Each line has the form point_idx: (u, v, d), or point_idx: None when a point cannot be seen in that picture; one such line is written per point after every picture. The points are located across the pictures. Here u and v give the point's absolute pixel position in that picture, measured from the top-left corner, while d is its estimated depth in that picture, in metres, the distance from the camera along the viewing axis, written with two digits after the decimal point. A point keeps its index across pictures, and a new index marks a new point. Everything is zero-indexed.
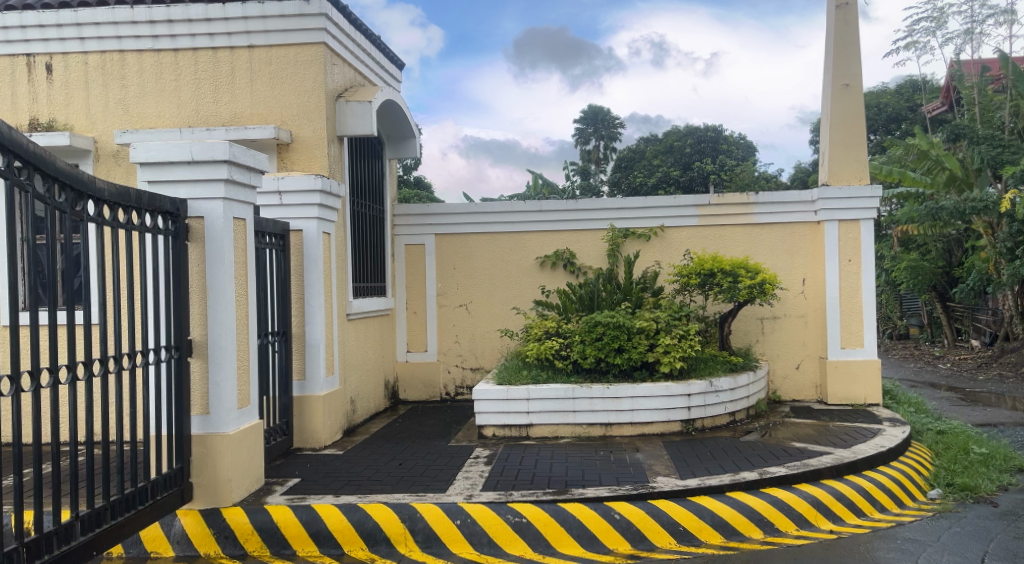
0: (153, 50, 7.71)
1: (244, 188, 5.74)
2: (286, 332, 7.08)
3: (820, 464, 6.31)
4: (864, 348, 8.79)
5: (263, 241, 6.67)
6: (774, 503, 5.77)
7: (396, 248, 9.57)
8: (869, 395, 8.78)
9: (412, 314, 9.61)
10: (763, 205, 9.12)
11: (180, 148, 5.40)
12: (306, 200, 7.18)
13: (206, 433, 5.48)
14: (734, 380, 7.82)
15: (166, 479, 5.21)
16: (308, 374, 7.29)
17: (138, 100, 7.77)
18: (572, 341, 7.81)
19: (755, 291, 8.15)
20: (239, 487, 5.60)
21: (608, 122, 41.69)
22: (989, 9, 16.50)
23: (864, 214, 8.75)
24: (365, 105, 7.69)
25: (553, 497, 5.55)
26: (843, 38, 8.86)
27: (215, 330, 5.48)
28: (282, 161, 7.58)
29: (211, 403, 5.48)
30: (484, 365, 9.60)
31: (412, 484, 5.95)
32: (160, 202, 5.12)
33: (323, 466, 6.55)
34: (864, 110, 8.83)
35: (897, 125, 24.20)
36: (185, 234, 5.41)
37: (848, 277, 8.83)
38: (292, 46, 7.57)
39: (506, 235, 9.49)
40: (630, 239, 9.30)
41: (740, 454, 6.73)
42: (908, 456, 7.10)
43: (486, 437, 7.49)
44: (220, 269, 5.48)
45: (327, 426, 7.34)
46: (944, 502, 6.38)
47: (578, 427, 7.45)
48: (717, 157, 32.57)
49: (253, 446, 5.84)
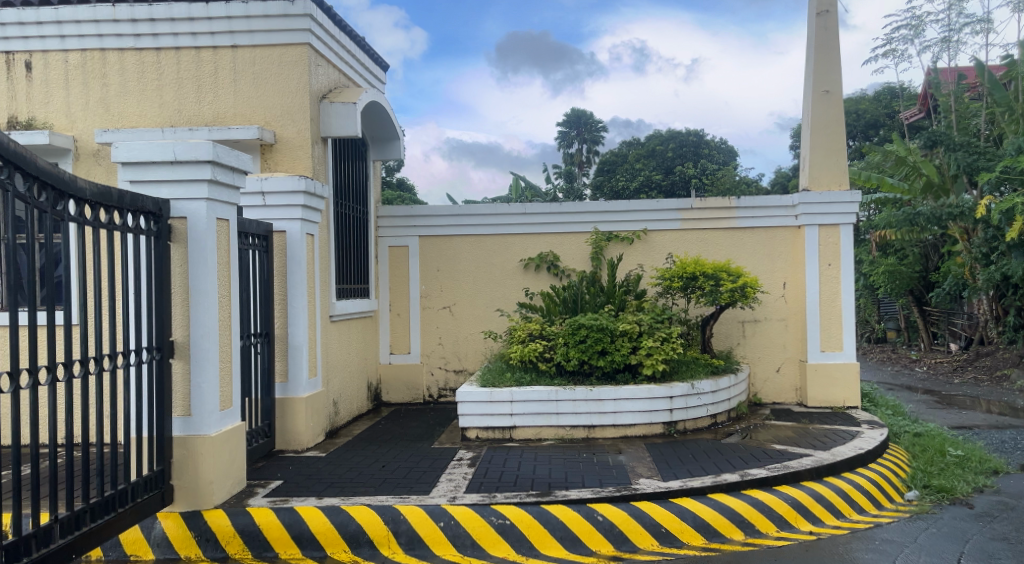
0: (135, 49, 7.66)
1: (227, 188, 5.71)
2: (269, 333, 7.06)
3: (800, 466, 6.37)
4: (844, 351, 8.88)
5: (246, 241, 6.65)
6: (755, 505, 5.82)
7: (380, 249, 9.56)
8: (848, 398, 8.87)
9: (395, 316, 9.60)
10: (745, 209, 9.20)
11: (163, 148, 5.38)
12: (290, 201, 7.16)
13: (188, 435, 5.44)
14: (716, 382, 7.88)
15: (147, 481, 5.17)
16: (291, 375, 7.26)
17: (119, 99, 7.71)
18: (555, 343, 7.84)
19: (737, 294, 8.24)
20: (220, 489, 5.56)
21: (591, 124, 41.78)
22: (966, 17, 16.72)
23: (844, 219, 8.85)
24: (350, 106, 7.69)
25: (537, 499, 5.57)
26: (824, 45, 8.98)
27: (198, 331, 5.44)
28: (265, 162, 7.56)
29: (193, 405, 5.44)
30: (468, 367, 9.60)
31: (395, 486, 5.95)
32: (143, 202, 5.10)
33: (305, 468, 6.53)
34: (844, 117, 8.94)
35: (876, 131, 24.50)
36: (168, 234, 5.38)
37: (828, 282, 8.92)
38: (276, 47, 7.55)
39: (490, 237, 9.51)
40: (614, 242, 9.35)
41: (722, 456, 6.79)
42: (887, 458, 7.18)
43: (469, 439, 7.50)
44: (202, 269, 5.45)
45: (310, 428, 7.32)
46: (922, 504, 6.47)
47: (561, 429, 7.47)
48: (698, 161, 32.74)
49: (235, 447, 5.80)
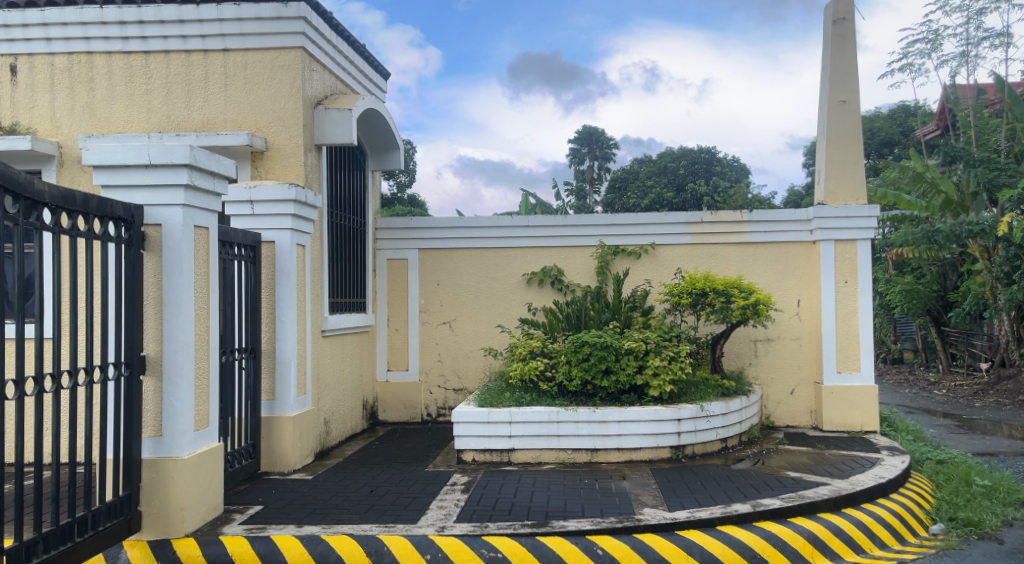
0: (123, 53, 7.32)
1: (206, 194, 5.35)
2: (255, 349, 6.73)
3: (817, 496, 5.94)
4: (861, 372, 8.46)
5: (231, 252, 6.34)
6: (768, 538, 5.40)
7: (378, 262, 9.23)
8: (867, 422, 8.43)
9: (394, 331, 9.25)
10: (757, 223, 8.83)
11: (137, 151, 5.04)
12: (279, 210, 6.85)
13: (158, 457, 5.06)
14: (727, 404, 7.46)
15: (110, 507, 4.81)
16: (278, 393, 6.90)
17: (106, 103, 7.36)
18: (558, 361, 7.47)
19: (749, 312, 7.84)
20: (192, 517, 5.17)
21: (600, 140, 41.55)
22: (984, 31, 16.24)
23: (861, 234, 8.46)
24: (345, 113, 7.38)
25: (533, 530, 5.20)
26: (840, 53, 8.62)
27: (171, 345, 5.09)
28: (256, 170, 7.22)
29: (165, 424, 5.07)
30: (468, 386, 9.21)
31: (381, 514, 5.57)
32: (111, 207, 4.75)
33: (288, 493, 6.15)
34: (862, 129, 8.56)
35: (890, 149, 24.02)
36: (140, 242, 5.03)
37: (845, 300, 8.52)
38: (269, 50, 7.23)
39: (493, 250, 9.16)
40: (620, 257, 8.99)
41: (732, 484, 6.37)
42: (908, 488, 6.75)
43: (465, 462, 7.12)
44: (177, 280, 5.10)
45: (297, 449, 6.96)
46: (948, 538, 6.05)
47: (563, 453, 7.08)
48: (710, 179, 32.29)
49: (213, 470, 5.42)
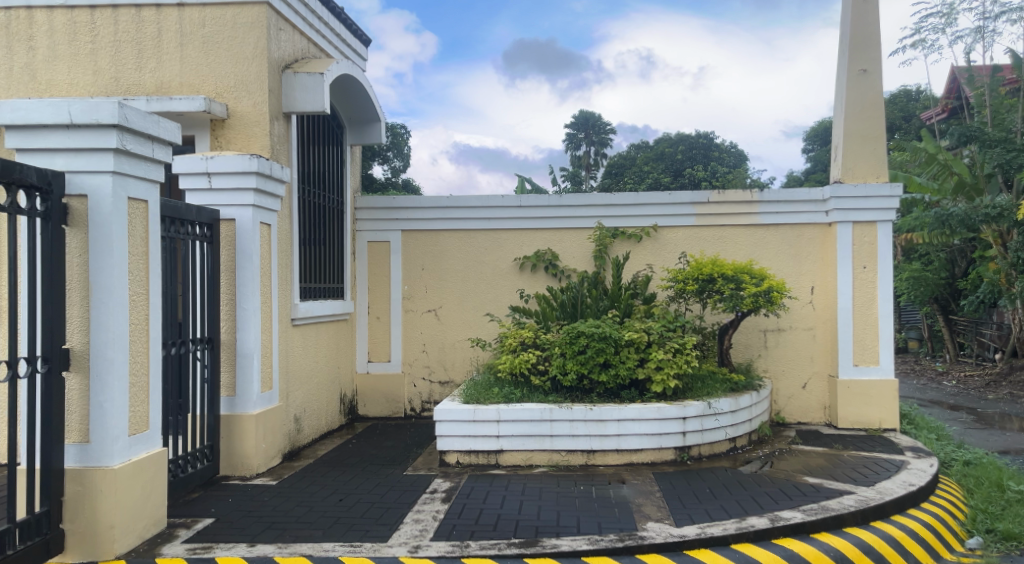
0: (65, 7, 6.53)
1: (144, 161, 4.62)
2: (213, 339, 6.04)
3: (842, 507, 5.27)
4: (881, 366, 7.79)
5: (183, 230, 5.63)
6: (789, 559, 4.73)
7: (357, 245, 8.52)
8: (885, 419, 7.76)
9: (375, 319, 8.55)
10: (768, 204, 8.12)
11: (56, 108, 4.33)
12: (240, 184, 6.12)
13: (84, 467, 4.36)
14: (736, 401, 6.77)
15: (24, 527, 4.11)
16: (239, 389, 6.18)
17: (47, 65, 6.59)
18: (551, 353, 6.78)
19: (761, 300, 7.15)
20: (126, 535, 4.47)
21: (598, 126, 40.73)
22: (1001, 6, 15.43)
23: (882, 214, 7.75)
24: (316, 77, 6.63)
25: (520, 551, 4.53)
26: (860, 18, 7.86)
27: (99, 336, 4.37)
28: (216, 139, 6.49)
29: (93, 428, 4.36)
30: (454, 378, 8.51)
31: (348, 529, 4.88)
32: (22, 172, 4.02)
33: (246, 502, 5.45)
34: (883, 99, 7.84)
35: (892, 134, 23.26)
36: (61, 216, 4.30)
37: (863, 287, 7.83)
38: (230, 6, 6.47)
39: (481, 232, 8.44)
40: (620, 240, 8.28)
41: (745, 491, 5.69)
42: (938, 495, 6.09)
43: (448, 465, 6.42)
44: (106, 261, 4.37)
45: (261, 450, 6.26)
46: (988, 554, 5.40)
47: (555, 455, 6.40)
48: (709, 164, 31.56)
49: (153, 479, 4.72)
